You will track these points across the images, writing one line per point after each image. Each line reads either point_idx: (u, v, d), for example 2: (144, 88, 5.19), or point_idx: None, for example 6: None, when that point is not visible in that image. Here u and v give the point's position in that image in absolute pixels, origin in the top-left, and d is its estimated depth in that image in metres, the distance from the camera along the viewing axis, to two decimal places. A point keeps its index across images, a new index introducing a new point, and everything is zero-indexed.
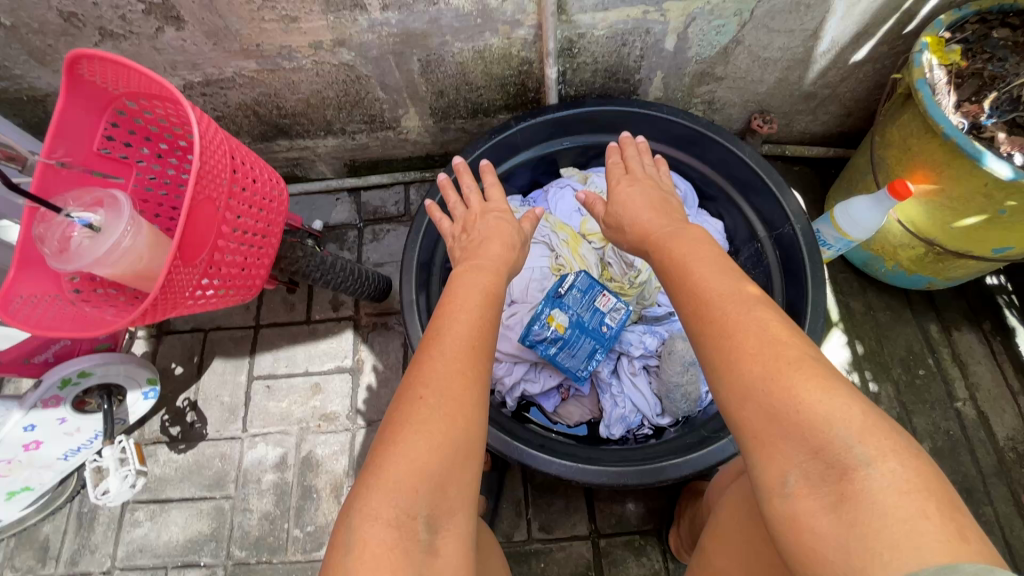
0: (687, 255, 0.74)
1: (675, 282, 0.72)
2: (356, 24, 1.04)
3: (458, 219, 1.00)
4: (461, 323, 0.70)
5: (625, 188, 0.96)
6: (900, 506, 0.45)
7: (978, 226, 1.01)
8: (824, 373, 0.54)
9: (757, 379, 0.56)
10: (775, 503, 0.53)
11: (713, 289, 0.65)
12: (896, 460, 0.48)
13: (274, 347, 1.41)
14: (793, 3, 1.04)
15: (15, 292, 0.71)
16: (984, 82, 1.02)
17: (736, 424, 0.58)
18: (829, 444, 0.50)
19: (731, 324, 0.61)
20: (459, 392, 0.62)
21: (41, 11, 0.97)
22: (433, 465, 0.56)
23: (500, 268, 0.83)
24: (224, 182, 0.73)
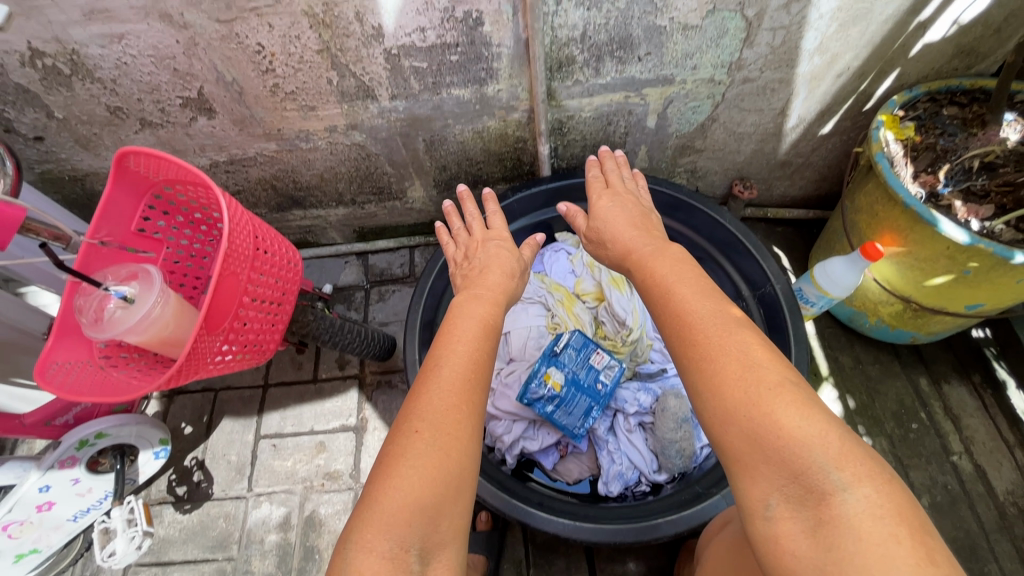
0: (672, 279, 0.79)
1: (660, 304, 0.77)
2: (368, 111, 1.16)
3: (461, 245, 1.09)
4: (457, 357, 0.74)
5: (605, 202, 1.04)
6: (874, 531, 0.49)
7: (948, 285, 1.07)
8: (802, 397, 0.58)
9: (739, 404, 0.59)
10: (757, 522, 0.57)
11: (697, 313, 0.70)
12: (871, 485, 0.51)
13: (282, 406, 1.45)
14: (759, 88, 1.15)
15: (52, 359, 0.78)
16: (937, 155, 1.11)
17: (719, 446, 0.62)
18: (807, 469, 0.54)
19: (714, 349, 0.65)
20: (453, 425, 0.66)
21: (91, 106, 1.10)
22: (428, 500, 0.59)
23: (498, 297, 0.90)
24: (247, 256, 0.81)
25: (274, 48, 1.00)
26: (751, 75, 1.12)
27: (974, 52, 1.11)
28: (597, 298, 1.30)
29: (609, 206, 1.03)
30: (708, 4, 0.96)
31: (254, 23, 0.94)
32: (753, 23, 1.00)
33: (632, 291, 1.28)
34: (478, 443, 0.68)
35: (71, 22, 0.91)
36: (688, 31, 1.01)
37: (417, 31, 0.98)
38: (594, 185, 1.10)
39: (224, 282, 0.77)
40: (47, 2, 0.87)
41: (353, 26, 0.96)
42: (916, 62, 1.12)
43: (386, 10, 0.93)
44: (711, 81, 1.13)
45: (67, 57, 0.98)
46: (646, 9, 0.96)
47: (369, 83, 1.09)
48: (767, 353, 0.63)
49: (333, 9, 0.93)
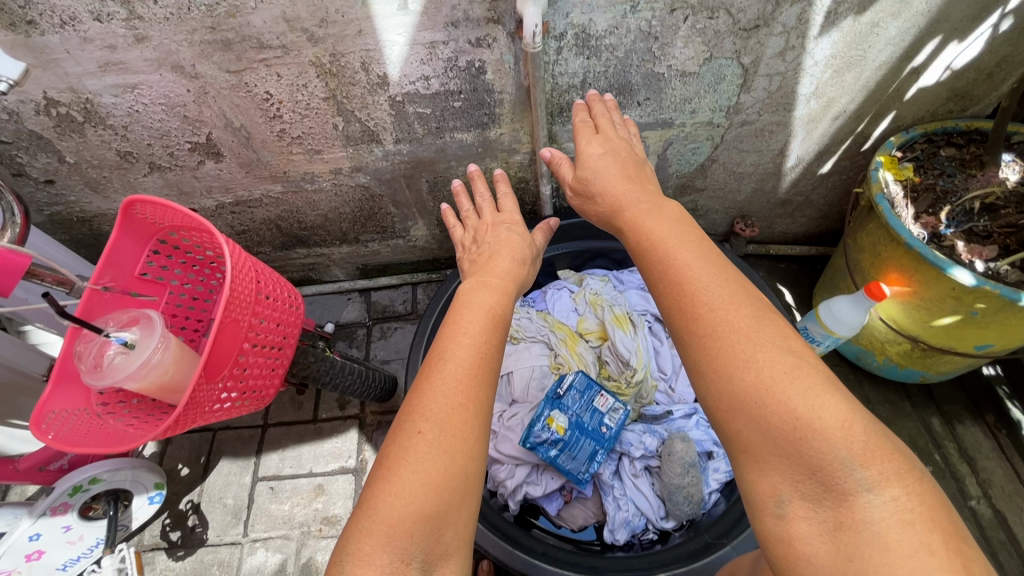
0: (667, 243, 0.74)
1: (659, 267, 0.72)
2: (372, 154, 1.18)
3: (469, 228, 1.07)
4: (462, 349, 0.71)
5: (594, 149, 0.93)
6: (901, 538, 0.49)
7: (956, 325, 1.06)
8: (822, 382, 0.57)
9: (752, 389, 0.57)
10: (767, 517, 0.57)
11: (701, 282, 0.66)
12: (900, 487, 0.51)
13: (281, 447, 1.43)
14: (757, 130, 1.17)
15: (48, 408, 0.77)
16: (937, 196, 1.12)
17: (729, 437, 0.60)
18: (828, 467, 0.53)
19: (721, 326, 0.62)
20: (458, 423, 0.64)
21: (102, 151, 1.12)
22: (430, 509, 0.57)
23: (507, 285, 0.87)
24: (249, 302, 0.81)
25: (282, 96, 1.02)
26: (750, 118, 1.14)
27: (968, 95, 1.13)
28: (600, 337, 1.29)
29: (594, 150, 0.94)
30: (705, 52, 0.98)
31: (263, 73, 0.97)
32: (749, 70, 1.02)
33: (634, 330, 1.27)
34: (484, 442, 0.66)
35: (87, 73, 0.94)
36: (686, 78, 1.04)
37: (421, 79, 1.00)
38: (582, 130, 0.97)
39: (224, 329, 0.76)
40: (64, 54, 0.90)
41: (359, 75, 0.99)
42: (911, 105, 1.14)
43: (392, 60, 0.96)
44: (710, 124, 1.15)
45: (81, 106, 1.01)
46: (644, 57, 0.98)
47: (373, 128, 1.11)
48: (778, 332, 0.61)
49: (340, 60, 0.95)
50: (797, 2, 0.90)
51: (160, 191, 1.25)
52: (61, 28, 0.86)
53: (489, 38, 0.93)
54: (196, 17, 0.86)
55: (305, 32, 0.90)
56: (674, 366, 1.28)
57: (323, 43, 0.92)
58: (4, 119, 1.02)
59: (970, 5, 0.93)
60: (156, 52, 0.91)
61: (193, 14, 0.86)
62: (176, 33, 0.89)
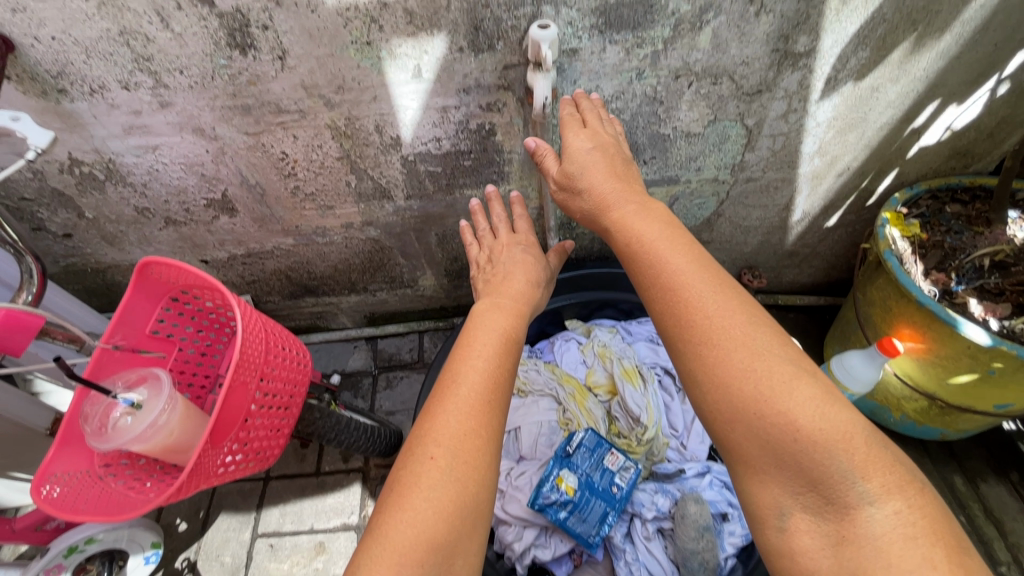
0: (657, 245, 0.72)
1: (650, 268, 0.71)
2: (383, 209, 1.21)
3: (485, 248, 1.03)
4: (475, 373, 0.71)
5: (583, 143, 0.83)
6: (904, 553, 0.50)
7: (973, 384, 1.04)
8: (820, 391, 0.58)
9: (749, 399, 0.59)
10: (768, 530, 0.59)
11: (695, 289, 0.66)
12: (901, 500, 0.52)
13: (282, 501, 1.39)
14: (762, 187, 1.19)
15: (50, 472, 0.76)
16: (946, 253, 1.12)
17: (728, 448, 0.62)
18: (829, 480, 0.54)
19: (715, 333, 0.63)
20: (471, 450, 0.64)
21: (121, 207, 1.15)
22: (441, 538, 0.57)
23: (522, 307, 0.87)
24: (257, 364, 0.80)
25: (298, 156, 1.05)
26: (754, 175, 1.15)
27: (970, 153, 1.15)
28: (609, 391, 1.27)
29: (581, 141, 0.83)
30: (709, 115, 1.01)
31: (279, 135, 1.00)
32: (753, 131, 1.05)
33: (644, 384, 1.25)
34: (494, 469, 0.65)
35: (111, 136, 0.97)
36: (691, 138, 1.06)
37: (433, 140, 1.03)
38: (568, 121, 0.86)
39: (233, 393, 0.75)
40: (91, 119, 0.94)
41: (373, 136, 1.02)
42: (914, 162, 1.15)
43: (405, 124, 0.99)
44: (715, 180, 1.17)
45: (103, 166, 1.04)
46: (650, 119, 1.01)
47: (385, 185, 1.14)
48: (773, 340, 0.62)
49: (354, 123, 0.99)
50: (798, 69, 0.92)
51: (174, 244, 1.27)
52: (90, 95, 0.90)
53: (500, 103, 0.96)
54: (219, 85, 0.90)
55: (322, 98, 0.93)
56: (685, 423, 1.25)
57: (339, 107, 0.95)
58: (28, 178, 1.05)
59: (967, 71, 0.96)
60: (178, 116, 0.95)
61: (216, 82, 0.90)
62: (199, 100, 0.92)
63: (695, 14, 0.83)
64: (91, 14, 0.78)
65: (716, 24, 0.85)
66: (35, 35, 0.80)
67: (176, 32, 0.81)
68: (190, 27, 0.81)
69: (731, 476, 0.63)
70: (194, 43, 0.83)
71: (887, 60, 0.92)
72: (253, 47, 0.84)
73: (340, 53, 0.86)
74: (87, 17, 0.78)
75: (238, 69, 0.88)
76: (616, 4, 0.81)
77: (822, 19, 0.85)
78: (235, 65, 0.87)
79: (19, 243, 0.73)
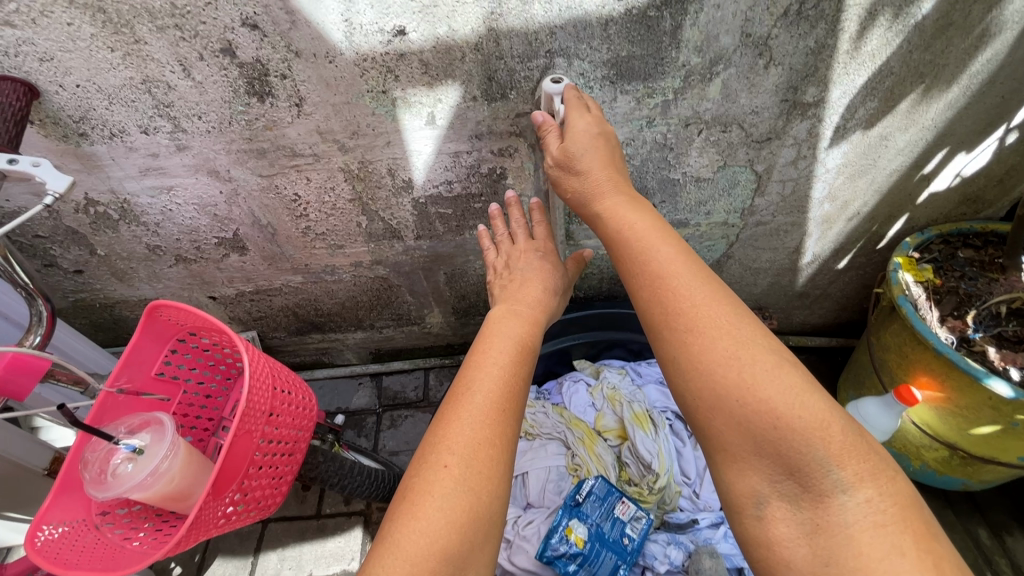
0: (644, 236, 0.70)
1: (634, 255, 0.70)
2: (394, 249, 1.21)
3: (502, 253, 0.97)
4: (491, 380, 0.70)
5: (587, 126, 0.77)
6: (874, 540, 0.51)
7: (996, 435, 1.01)
8: (802, 380, 0.57)
9: (732, 385, 0.58)
10: (745, 518, 0.60)
11: (681, 278, 0.65)
12: (874, 488, 0.53)
13: (281, 545, 1.35)
14: (772, 230, 1.19)
15: (45, 522, 0.73)
16: (962, 298, 1.11)
17: (708, 437, 0.61)
18: (806, 469, 0.54)
19: (699, 321, 0.62)
20: (484, 460, 0.63)
21: (132, 245, 1.15)
22: (454, 550, 0.57)
23: (538, 316, 0.84)
24: (262, 410, 0.78)
25: (310, 198, 1.06)
26: (764, 219, 1.16)
27: (980, 199, 1.15)
28: (619, 435, 1.25)
29: (580, 120, 0.77)
30: (719, 161, 1.02)
31: (293, 177, 1.02)
32: (763, 176, 1.05)
33: (655, 430, 1.22)
34: (507, 480, 0.64)
35: (128, 177, 0.99)
36: (701, 183, 1.06)
37: (444, 183, 1.04)
38: (574, 101, 0.78)
39: (236, 442, 0.73)
40: (109, 161, 0.95)
41: (385, 179, 1.03)
42: (923, 208, 1.15)
43: (418, 168, 1.01)
44: (725, 224, 1.17)
45: (118, 206, 1.05)
46: (660, 165, 1.01)
47: (396, 226, 1.14)
48: (757, 330, 0.61)
49: (368, 166, 1.00)
50: (807, 118, 0.93)
51: (183, 280, 1.27)
52: (110, 139, 0.91)
53: (512, 148, 0.97)
54: (236, 130, 0.91)
55: (336, 143, 0.95)
56: (698, 470, 1.21)
57: (353, 151, 0.97)
58: (44, 217, 1.07)
59: (975, 121, 0.97)
60: (194, 158, 0.96)
61: (233, 127, 0.91)
62: (216, 143, 0.94)
63: (705, 67, 0.84)
64: (116, 63, 0.80)
65: (726, 76, 0.86)
66: (60, 83, 0.82)
67: (197, 81, 0.83)
68: (211, 76, 0.83)
69: (709, 465, 0.63)
70: (214, 91, 0.85)
71: (895, 111, 0.93)
72: (271, 94, 0.86)
73: (356, 101, 0.88)
74: (111, 66, 0.80)
75: (255, 115, 0.89)
76: (627, 57, 0.82)
77: (830, 71, 0.86)
78: (252, 111, 0.89)
79: (30, 286, 0.73)
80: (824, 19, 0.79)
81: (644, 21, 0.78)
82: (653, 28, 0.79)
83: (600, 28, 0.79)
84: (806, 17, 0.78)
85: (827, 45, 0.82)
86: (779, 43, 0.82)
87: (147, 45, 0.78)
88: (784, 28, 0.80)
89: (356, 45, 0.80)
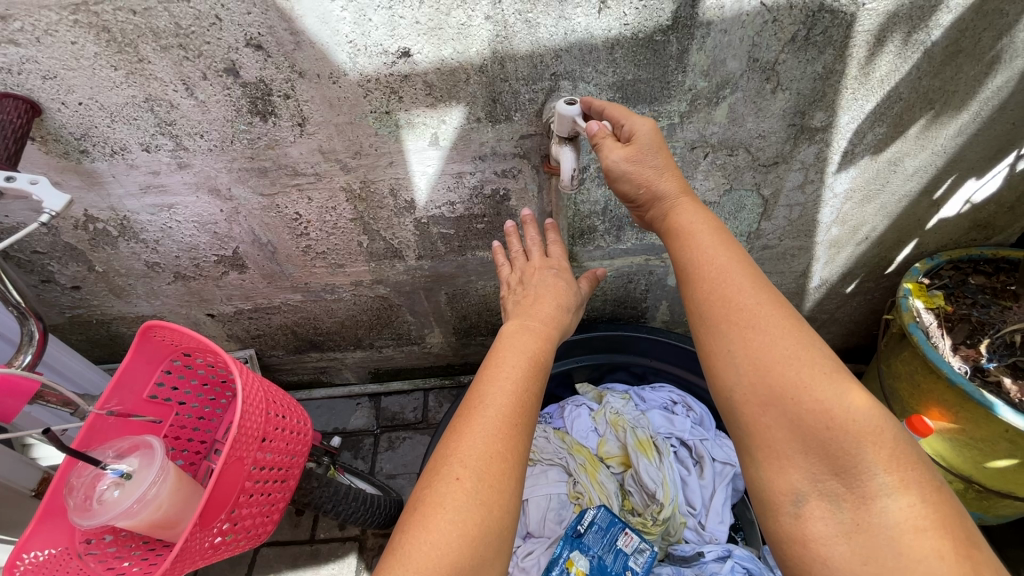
0: (704, 233, 0.68)
1: (697, 250, 0.67)
2: (394, 268, 1.19)
3: (518, 270, 0.95)
4: (503, 395, 0.67)
5: (646, 127, 0.73)
6: (915, 541, 0.50)
7: (1013, 470, 0.97)
8: (855, 385, 0.58)
9: (790, 385, 0.57)
10: (781, 516, 0.58)
11: (746, 275, 0.63)
12: (917, 495, 0.52)
13: (272, 572, 1.31)
14: (779, 254, 1.17)
15: (26, 550, 0.70)
16: (974, 326, 1.08)
17: (750, 432, 0.60)
18: (854, 469, 0.54)
19: (762, 319, 0.60)
20: (496, 476, 0.61)
21: (131, 261, 1.14)
22: (466, 563, 0.55)
23: (550, 332, 0.81)
24: (254, 435, 0.76)
25: (311, 217, 1.05)
26: (771, 243, 1.14)
27: (990, 225, 1.13)
28: (622, 462, 1.22)
29: (644, 123, 0.73)
30: (725, 184, 1.00)
31: (294, 197, 1.01)
32: (770, 201, 1.04)
33: (659, 457, 1.19)
34: (518, 494, 0.62)
35: (128, 195, 0.98)
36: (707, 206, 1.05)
37: (447, 204, 1.03)
38: (627, 111, 0.75)
39: (227, 469, 0.71)
40: (110, 178, 0.94)
41: (387, 200, 1.02)
42: (933, 233, 1.14)
43: (420, 188, 1.00)
44: None
45: (118, 223, 1.04)
46: None
47: (397, 246, 1.13)
48: (813, 334, 0.61)
49: (370, 186, 0.99)
50: (815, 142, 0.92)
51: (181, 297, 1.25)
52: (111, 156, 0.91)
53: (515, 170, 0.96)
54: (238, 148, 0.91)
55: (339, 162, 0.94)
56: (704, 500, 1.17)
57: (355, 171, 0.96)
58: (43, 233, 1.06)
59: (985, 147, 0.96)
60: (195, 177, 0.95)
61: (235, 146, 0.90)
62: (217, 162, 0.93)
63: (712, 91, 0.84)
64: (119, 82, 0.80)
65: (732, 100, 0.85)
66: (63, 101, 0.82)
67: (200, 100, 0.83)
68: (214, 96, 0.82)
69: (747, 461, 0.61)
70: (217, 110, 0.84)
71: (904, 136, 0.92)
72: (274, 114, 0.86)
73: (359, 121, 0.87)
74: (115, 84, 0.80)
75: (257, 134, 0.89)
76: (633, 80, 0.82)
77: (838, 97, 0.85)
78: (255, 130, 0.88)
79: (23, 305, 0.71)
80: (832, 45, 0.78)
81: (650, 45, 0.78)
82: (660, 52, 0.78)
83: (606, 52, 0.78)
84: (814, 42, 0.78)
85: (835, 70, 0.82)
86: (786, 68, 0.81)
87: (151, 64, 0.78)
88: (791, 53, 0.79)
89: (360, 66, 0.79)
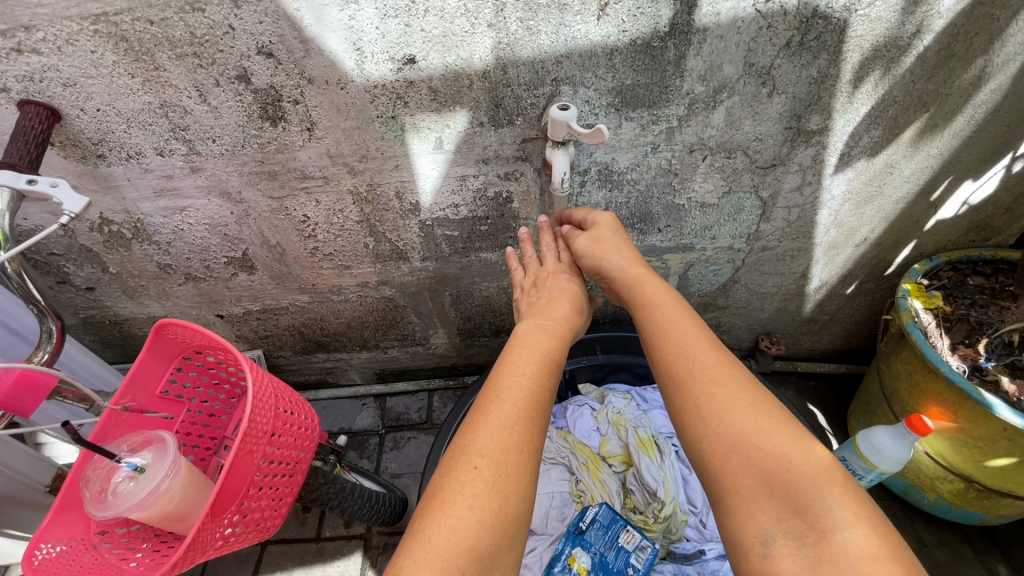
0: (665, 302, 0.77)
1: (654, 317, 0.75)
2: (399, 270, 1.22)
3: (530, 274, 0.97)
4: (519, 390, 0.70)
5: (604, 218, 0.91)
6: (872, 569, 0.51)
7: (1012, 467, 0.98)
8: (806, 432, 0.62)
9: (745, 435, 0.61)
10: (751, 560, 0.57)
11: (702, 339, 0.71)
12: (870, 527, 0.54)
13: (278, 568, 1.33)
14: (778, 256, 1.18)
15: (42, 541, 0.72)
16: (973, 326, 1.09)
17: (719, 479, 0.61)
18: (811, 506, 0.56)
19: (719, 375, 0.66)
20: (512, 465, 0.63)
21: (144, 263, 1.17)
22: (483, 548, 0.57)
23: (565, 332, 0.83)
24: (265, 430, 0.78)
25: (319, 219, 1.08)
26: (770, 244, 1.15)
27: (988, 227, 1.15)
28: (624, 461, 1.23)
29: (604, 215, 0.91)
30: (724, 186, 1.02)
31: (302, 200, 1.03)
32: (768, 202, 1.06)
33: (661, 456, 1.20)
34: (533, 484, 0.64)
35: (142, 198, 1.01)
36: (706, 208, 1.07)
37: (451, 207, 1.06)
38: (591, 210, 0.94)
39: (238, 462, 0.73)
40: (125, 182, 0.98)
41: (393, 202, 1.05)
42: (931, 235, 1.15)
43: (424, 191, 1.02)
44: (731, 248, 1.17)
45: (132, 225, 1.07)
46: (665, 190, 1.02)
47: (402, 247, 1.15)
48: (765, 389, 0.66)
49: (376, 189, 1.02)
50: (811, 145, 0.94)
51: (193, 299, 1.29)
52: (126, 161, 0.94)
53: (517, 173, 0.99)
54: (248, 152, 0.94)
55: (346, 166, 0.97)
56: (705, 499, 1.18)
57: (361, 175, 0.98)
58: (60, 235, 1.09)
59: (980, 149, 0.98)
60: (207, 180, 0.98)
61: (246, 150, 0.93)
62: (228, 166, 0.96)
63: (708, 95, 0.86)
64: (136, 88, 0.83)
65: (729, 104, 0.87)
66: (82, 107, 0.85)
67: (213, 106, 0.86)
68: (226, 101, 0.85)
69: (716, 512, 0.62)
70: (229, 116, 0.87)
71: (899, 139, 0.94)
72: (283, 119, 0.88)
73: (366, 126, 0.90)
74: (131, 91, 0.83)
75: (267, 139, 0.91)
76: (632, 85, 0.84)
77: (833, 101, 0.87)
78: (265, 135, 0.91)
79: (43, 304, 0.74)
80: (826, 50, 0.80)
81: (648, 51, 0.80)
82: (658, 57, 0.80)
83: (605, 57, 0.80)
84: (809, 47, 0.80)
85: (829, 75, 0.83)
86: (782, 73, 0.83)
87: (167, 72, 0.81)
88: (786, 58, 0.81)
89: (367, 73, 0.82)
